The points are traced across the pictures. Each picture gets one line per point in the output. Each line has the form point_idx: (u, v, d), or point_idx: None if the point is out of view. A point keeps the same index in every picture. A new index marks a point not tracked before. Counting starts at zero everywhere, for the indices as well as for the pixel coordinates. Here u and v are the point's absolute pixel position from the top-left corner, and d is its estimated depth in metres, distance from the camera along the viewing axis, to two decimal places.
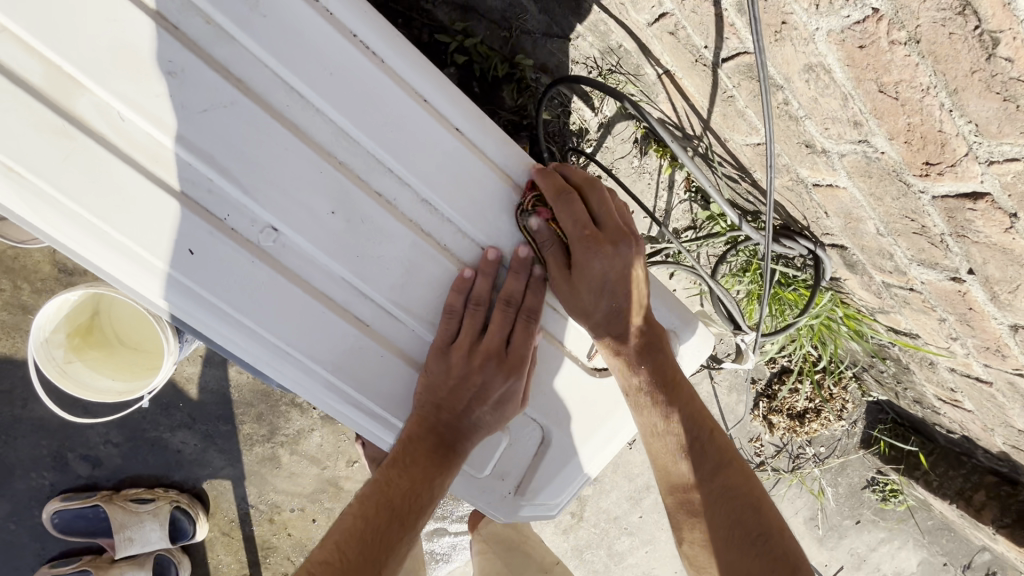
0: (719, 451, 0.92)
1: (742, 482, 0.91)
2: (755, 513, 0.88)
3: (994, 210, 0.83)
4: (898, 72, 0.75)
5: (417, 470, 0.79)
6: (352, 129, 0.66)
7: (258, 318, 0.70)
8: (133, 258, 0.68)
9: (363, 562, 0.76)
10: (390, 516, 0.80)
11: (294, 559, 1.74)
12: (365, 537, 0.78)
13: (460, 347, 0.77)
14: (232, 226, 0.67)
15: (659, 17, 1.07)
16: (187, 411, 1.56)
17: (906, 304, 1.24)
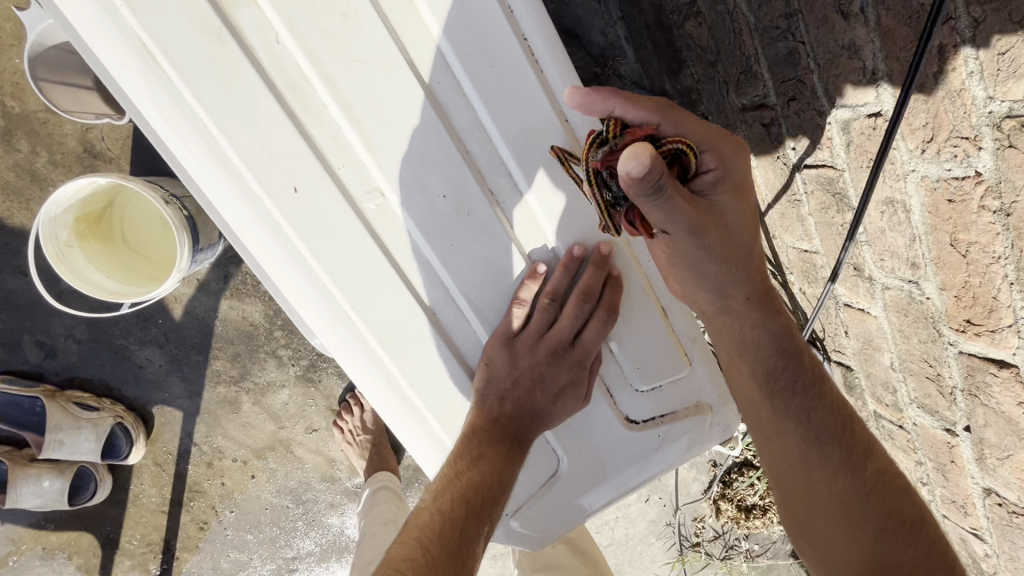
0: (862, 435, 0.81)
1: (886, 464, 0.82)
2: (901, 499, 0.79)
3: (1014, 382, 0.88)
4: (976, 233, 0.79)
5: (485, 461, 0.75)
6: (491, 125, 0.67)
7: (336, 275, 0.68)
8: (233, 177, 0.65)
9: (447, 559, 0.67)
10: (466, 511, 0.72)
11: (219, 510, 1.66)
12: (444, 535, 0.69)
13: (530, 335, 0.77)
14: (343, 177, 0.66)
15: (758, 107, 1.10)
16: (163, 329, 1.49)
17: (890, 438, 1.30)
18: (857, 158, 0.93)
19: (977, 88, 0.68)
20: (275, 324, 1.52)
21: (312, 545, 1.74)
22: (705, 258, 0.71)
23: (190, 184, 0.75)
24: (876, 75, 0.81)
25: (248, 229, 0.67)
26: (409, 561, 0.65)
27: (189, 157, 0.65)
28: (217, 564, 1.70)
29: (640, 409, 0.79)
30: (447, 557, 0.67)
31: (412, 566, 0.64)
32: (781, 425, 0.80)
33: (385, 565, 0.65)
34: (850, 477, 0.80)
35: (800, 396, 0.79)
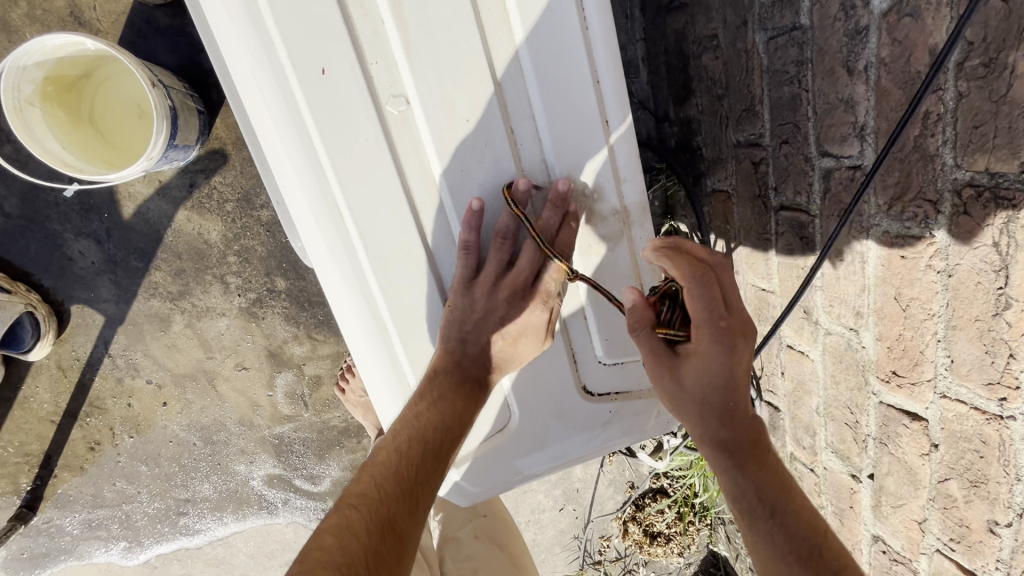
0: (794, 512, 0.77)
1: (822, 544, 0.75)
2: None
3: (922, 435, 0.96)
4: (919, 289, 0.88)
5: (447, 402, 0.76)
6: (529, 68, 0.70)
7: (342, 171, 0.67)
8: (261, 38, 0.63)
9: (398, 495, 0.72)
10: (423, 450, 0.74)
11: (117, 433, 1.53)
12: (397, 474, 0.73)
13: (486, 277, 0.77)
14: (374, 73, 0.66)
15: (752, 144, 1.18)
16: (105, 225, 1.38)
17: (799, 480, 1.38)
18: (829, 206, 1.01)
19: (948, 156, 0.77)
20: (231, 248, 1.44)
21: (209, 491, 1.63)
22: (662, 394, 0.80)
23: (210, 45, 0.74)
24: (864, 130, 0.89)
25: (262, 99, 0.66)
26: (363, 495, 0.72)
27: (221, 11, 0.63)
28: (99, 492, 1.57)
29: (594, 376, 0.82)
30: (399, 493, 0.72)
31: (365, 503, 0.71)
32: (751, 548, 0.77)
33: (346, 495, 0.73)
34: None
35: (777, 513, 0.76)
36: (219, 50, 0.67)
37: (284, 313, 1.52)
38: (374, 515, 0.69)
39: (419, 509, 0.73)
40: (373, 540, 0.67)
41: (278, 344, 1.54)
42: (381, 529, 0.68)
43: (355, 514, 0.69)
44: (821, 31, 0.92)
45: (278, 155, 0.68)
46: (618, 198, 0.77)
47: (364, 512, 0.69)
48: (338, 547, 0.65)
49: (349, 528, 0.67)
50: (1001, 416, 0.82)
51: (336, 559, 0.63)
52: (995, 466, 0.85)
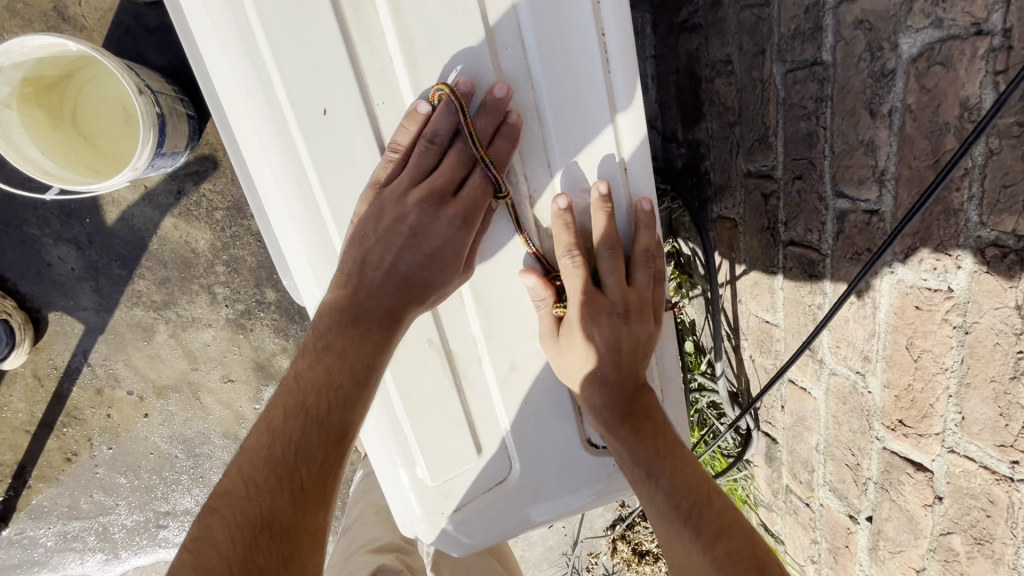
0: (671, 472, 0.76)
1: (704, 502, 0.76)
2: (733, 543, 0.72)
3: (927, 486, 0.95)
4: (932, 342, 0.86)
5: (329, 353, 0.70)
6: (534, 51, 0.68)
7: (339, 206, 0.71)
8: (260, 80, 0.64)
9: (270, 481, 0.65)
10: (302, 419, 0.68)
11: (95, 443, 1.48)
12: (270, 455, 0.66)
13: (400, 182, 0.74)
14: (380, 114, 0.68)
15: (762, 175, 1.14)
16: (87, 230, 1.32)
17: (794, 513, 1.37)
18: (841, 248, 0.99)
19: (973, 212, 0.74)
20: (219, 257, 1.39)
21: (190, 504, 1.58)
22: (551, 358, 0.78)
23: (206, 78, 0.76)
24: (884, 175, 0.86)
25: (258, 141, 0.67)
26: (227, 493, 0.65)
27: (224, 59, 0.65)
28: (75, 503, 1.51)
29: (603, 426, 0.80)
30: (273, 479, 0.65)
31: (231, 504, 0.64)
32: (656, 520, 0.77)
33: (216, 492, 0.67)
34: (675, 539, 0.74)
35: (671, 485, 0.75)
36: (222, 95, 0.69)
37: (274, 325, 1.47)
38: (241, 516, 0.63)
39: (306, 493, 0.66)
40: (243, 542, 0.61)
41: (266, 356, 1.49)
42: (252, 529, 0.62)
43: (220, 520, 0.63)
44: (843, 69, 0.88)
45: (273, 197, 0.71)
46: (614, 158, 0.74)
47: (228, 513, 0.63)
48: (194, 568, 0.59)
49: (210, 538, 0.62)
50: (1012, 479, 0.80)
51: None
52: (1002, 527, 0.83)
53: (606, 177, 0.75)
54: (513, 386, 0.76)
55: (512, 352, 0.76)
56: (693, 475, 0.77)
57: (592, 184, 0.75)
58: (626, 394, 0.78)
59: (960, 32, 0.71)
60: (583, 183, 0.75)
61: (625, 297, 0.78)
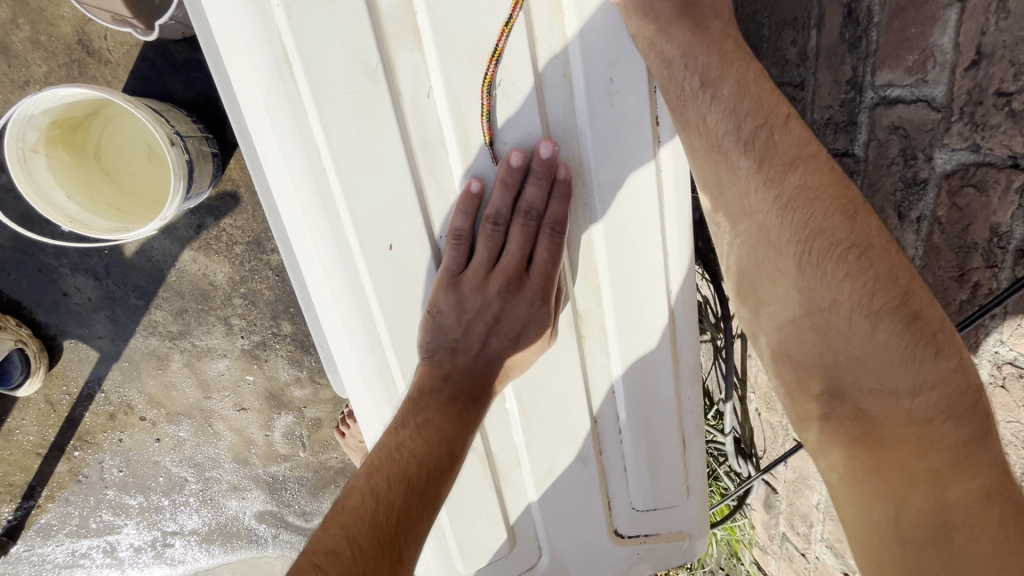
0: (735, 82, 0.69)
1: (778, 125, 0.69)
2: (807, 178, 0.68)
3: None
4: None
5: (433, 428, 0.70)
6: (596, 192, 0.71)
7: (396, 331, 0.71)
8: (330, 217, 0.66)
9: (376, 549, 0.62)
10: (406, 491, 0.67)
11: (106, 466, 1.48)
12: (375, 524, 0.64)
13: (478, 267, 0.73)
14: (440, 245, 0.71)
15: None
16: (105, 261, 1.31)
17: (788, 559, 1.43)
18: None
19: (994, 330, 0.78)
20: (237, 290, 1.39)
21: (197, 524, 1.60)
22: None
23: (264, 194, 0.76)
24: None
25: (323, 266, 0.68)
26: (333, 554, 0.60)
27: (293, 187, 0.65)
28: (84, 522, 1.53)
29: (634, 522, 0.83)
30: (379, 548, 0.62)
31: (336, 563, 0.59)
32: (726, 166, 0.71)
33: (309, 550, 0.62)
34: (732, 176, 0.71)
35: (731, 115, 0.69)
36: (286, 215, 0.69)
37: (288, 356, 1.48)
38: None
39: (403, 565, 0.63)
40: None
41: (279, 385, 1.50)
42: None
43: None
44: (875, 167, 0.90)
45: (333, 317, 0.71)
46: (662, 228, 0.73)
47: (333, 573, 0.59)
48: None
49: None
50: None
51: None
52: None
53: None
54: (551, 489, 0.78)
55: (550, 457, 0.77)
56: (766, 93, 0.69)
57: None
58: None
59: (996, 160, 0.73)
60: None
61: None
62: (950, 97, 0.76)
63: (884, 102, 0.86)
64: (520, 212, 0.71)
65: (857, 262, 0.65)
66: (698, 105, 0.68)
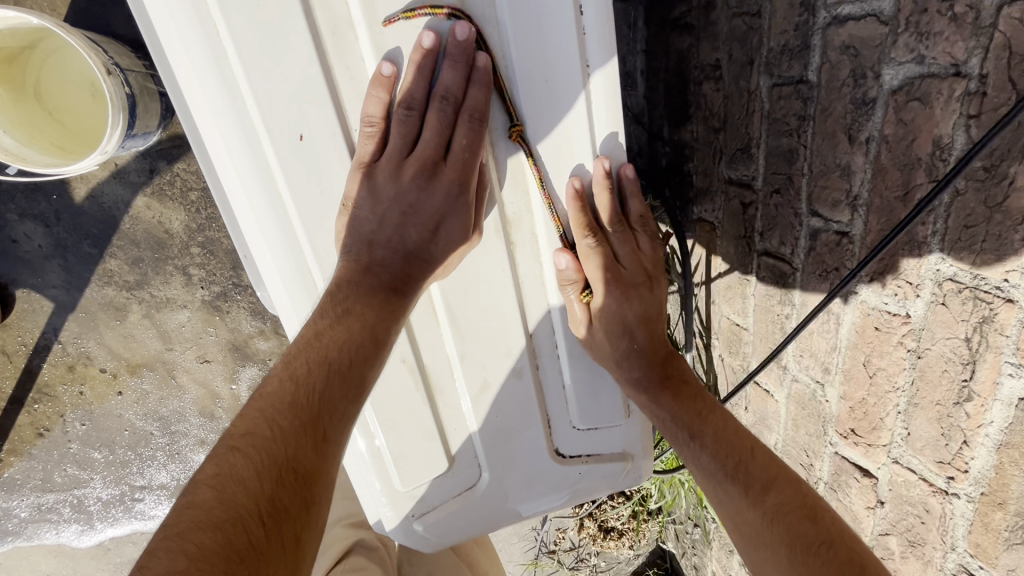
0: (713, 433, 0.87)
1: (748, 455, 0.85)
2: (781, 496, 0.80)
3: (871, 490, 1.01)
4: (887, 362, 0.90)
5: (356, 315, 0.73)
6: (519, 92, 0.73)
7: (308, 221, 0.73)
8: (233, 102, 0.67)
9: (293, 430, 0.65)
10: (327, 374, 0.70)
11: (67, 420, 1.47)
12: (295, 406, 0.67)
13: (392, 155, 0.76)
14: (354, 137, 0.73)
15: (744, 184, 1.16)
16: (55, 208, 1.28)
17: None
18: (810, 264, 1.02)
19: (935, 248, 0.78)
20: (194, 239, 1.36)
21: (166, 479, 1.60)
22: (617, 300, 0.88)
23: (175, 96, 0.77)
24: (857, 200, 0.89)
25: (230, 155, 0.70)
26: (251, 436, 0.64)
27: (196, 74, 0.67)
28: (48, 477, 1.52)
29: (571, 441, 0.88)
30: (298, 429, 0.66)
31: (253, 443, 0.63)
32: (707, 482, 0.85)
33: (230, 434, 0.65)
34: (725, 498, 0.83)
35: (707, 445, 0.86)
36: (192, 107, 0.70)
37: (251, 308, 1.46)
38: (268, 456, 0.63)
39: (328, 443, 0.68)
40: (270, 480, 0.61)
41: (242, 338, 1.48)
42: (277, 471, 0.62)
43: (242, 460, 0.62)
44: (827, 92, 0.89)
45: (243, 207, 0.73)
46: (589, 129, 0.77)
47: (251, 452, 0.63)
48: (218, 502, 0.58)
49: (232, 474, 0.61)
50: (946, 491, 0.86)
51: (216, 515, 0.57)
52: (933, 533, 0.90)
53: (581, 172, 0.80)
54: (486, 402, 0.82)
55: (486, 370, 0.81)
56: (735, 435, 0.87)
57: (594, 163, 0.79)
58: (661, 358, 0.91)
59: (940, 71, 0.72)
60: (587, 170, 0.80)
61: (637, 263, 0.90)
62: (898, 9, 0.75)
63: (835, 22, 0.84)
64: (436, 96, 0.74)
65: (824, 542, 0.74)
66: (661, 396, 0.88)
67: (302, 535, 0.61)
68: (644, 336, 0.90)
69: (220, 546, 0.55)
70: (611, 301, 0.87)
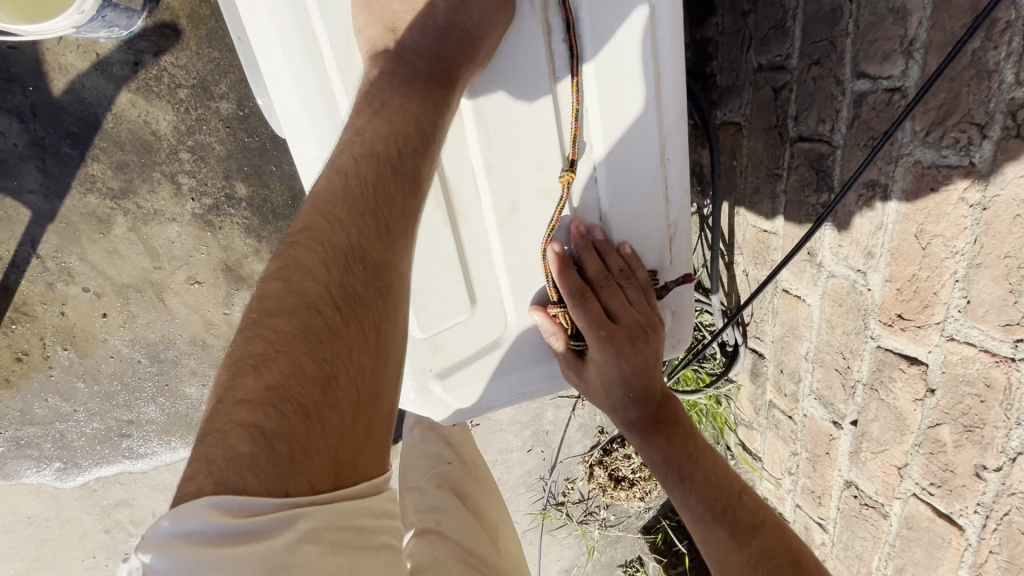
0: (704, 478, 0.96)
1: (735, 499, 0.95)
2: (766, 542, 0.89)
3: (919, 379, 0.94)
4: (945, 226, 0.83)
5: (401, 112, 0.74)
6: None
7: None
8: None
9: (353, 221, 0.66)
10: (381, 168, 0.70)
11: (48, 344, 1.37)
12: (352, 198, 0.68)
13: None
14: None
15: (776, 67, 1.08)
16: (31, 101, 1.19)
17: (774, 427, 1.38)
18: (855, 136, 0.94)
19: (1008, 73, 0.71)
20: (183, 142, 1.27)
21: (155, 414, 1.51)
22: (607, 355, 0.93)
23: None
24: (913, 44, 0.81)
25: None
26: (313, 229, 0.66)
27: None
28: (29, 408, 1.43)
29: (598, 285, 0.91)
30: (357, 222, 0.66)
31: (315, 234, 0.65)
32: (697, 521, 0.95)
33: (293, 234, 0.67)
34: (710, 536, 0.93)
35: (698, 487, 0.96)
36: None
37: (245, 225, 1.37)
38: (331, 245, 0.64)
39: (391, 234, 0.68)
40: (338, 267, 0.64)
41: (236, 258, 1.39)
42: (343, 257, 0.64)
43: (309, 251, 0.64)
44: None
45: None
46: None
47: (314, 245, 0.64)
48: (291, 289, 0.61)
49: (300, 263, 0.63)
50: (1013, 358, 0.79)
51: (290, 301, 0.60)
52: (995, 411, 0.83)
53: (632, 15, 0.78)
54: (513, 225, 0.85)
55: (514, 191, 0.83)
56: (722, 480, 0.97)
57: (568, 224, 0.88)
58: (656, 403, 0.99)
59: None
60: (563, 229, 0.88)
61: (631, 318, 0.92)
62: None
63: None
64: None
65: None
66: (655, 440, 0.99)
67: (382, 323, 0.63)
68: (643, 384, 0.96)
69: (295, 327, 0.59)
70: (602, 361, 0.94)
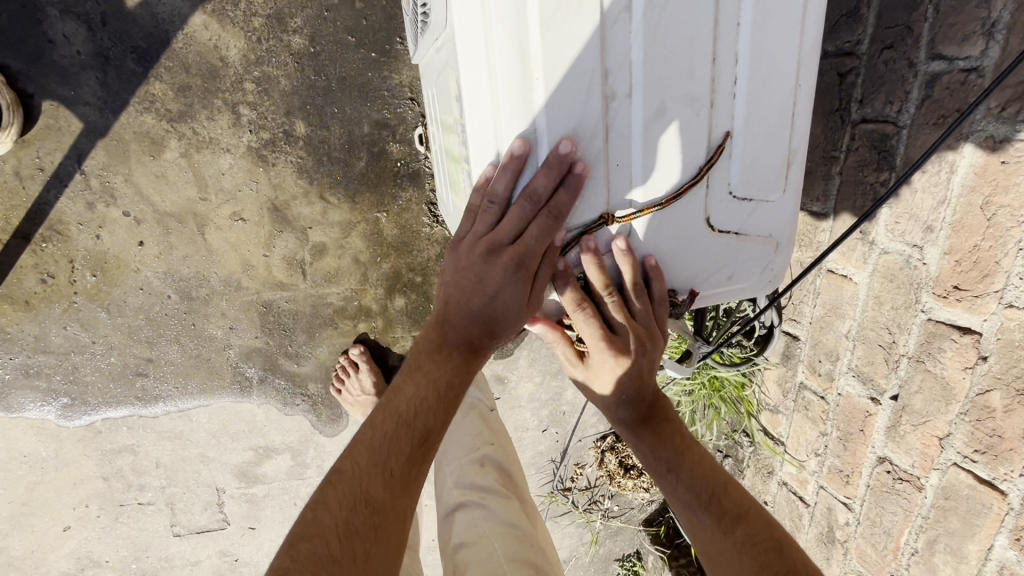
0: (689, 468, 0.95)
1: (723, 489, 0.93)
2: (751, 527, 0.87)
3: (971, 347, 1.00)
4: (1013, 196, 0.90)
5: (427, 371, 0.86)
6: None
7: None
8: None
9: (370, 466, 0.77)
10: (399, 420, 0.82)
11: (76, 269, 1.32)
12: (370, 448, 0.79)
13: None
14: None
15: (842, 54, 1.15)
16: (101, 10, 1.18)
17: (803, 409, 1.41)
18: (924, 115, 1.00)
19: None
20: (250, 72, 1.26)
21: (177, 356, 1.44)
22: (604, 357, 0.93)
23: None
24: (995, 26, 0.89)
25: None
26: (341, 470, 0.78)
27: None
28: (44, 335, 1.36)
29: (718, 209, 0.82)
30: (372, 467, 0.78)
31: (340, 478, 0.77)
32: (683, 510, 0.94)
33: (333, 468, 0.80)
34: (696, 524, 0.92)
35: (683, 476, 0.95)
36: None
37: (298, 164, 1.34)
38: (350, 488, 0.75)
39: (398, 476, 0.79)
40: (348, 507, 0.74)
41: (283, 197, 1.36)
42: (353, 502, 0.74)
43: (332, 491, 0.76)
44: None
45: None
46: None
47: (338, 486, 0.76)
48: (314, 520, 0.73)
49: (324, 500, 0.75)
50: None
51: (312, 529, 0.72)
52: None
53: None
54: (658, 132, 0.74)
55: (664, 92, 0.72)
56: (709, 472, 0.96)
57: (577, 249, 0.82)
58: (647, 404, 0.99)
59: None
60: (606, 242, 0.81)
61: (633, 330, 0.90)
62: None
63: None
64: None
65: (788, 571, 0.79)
66: (643, 433, 1.00)
67: (371, 554, 0.72)
68: (635, 386, 0.96)
69: (312, 556, 0.69)
70: (602, 361, 0.94)
